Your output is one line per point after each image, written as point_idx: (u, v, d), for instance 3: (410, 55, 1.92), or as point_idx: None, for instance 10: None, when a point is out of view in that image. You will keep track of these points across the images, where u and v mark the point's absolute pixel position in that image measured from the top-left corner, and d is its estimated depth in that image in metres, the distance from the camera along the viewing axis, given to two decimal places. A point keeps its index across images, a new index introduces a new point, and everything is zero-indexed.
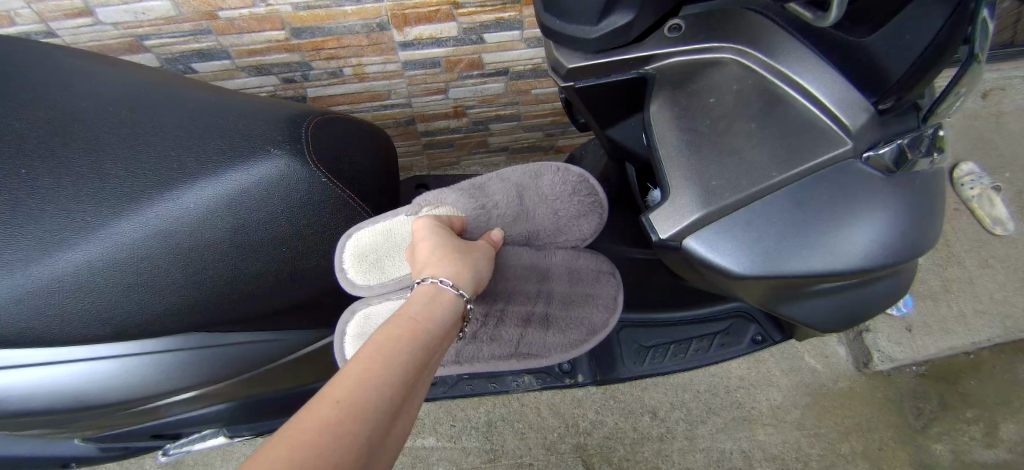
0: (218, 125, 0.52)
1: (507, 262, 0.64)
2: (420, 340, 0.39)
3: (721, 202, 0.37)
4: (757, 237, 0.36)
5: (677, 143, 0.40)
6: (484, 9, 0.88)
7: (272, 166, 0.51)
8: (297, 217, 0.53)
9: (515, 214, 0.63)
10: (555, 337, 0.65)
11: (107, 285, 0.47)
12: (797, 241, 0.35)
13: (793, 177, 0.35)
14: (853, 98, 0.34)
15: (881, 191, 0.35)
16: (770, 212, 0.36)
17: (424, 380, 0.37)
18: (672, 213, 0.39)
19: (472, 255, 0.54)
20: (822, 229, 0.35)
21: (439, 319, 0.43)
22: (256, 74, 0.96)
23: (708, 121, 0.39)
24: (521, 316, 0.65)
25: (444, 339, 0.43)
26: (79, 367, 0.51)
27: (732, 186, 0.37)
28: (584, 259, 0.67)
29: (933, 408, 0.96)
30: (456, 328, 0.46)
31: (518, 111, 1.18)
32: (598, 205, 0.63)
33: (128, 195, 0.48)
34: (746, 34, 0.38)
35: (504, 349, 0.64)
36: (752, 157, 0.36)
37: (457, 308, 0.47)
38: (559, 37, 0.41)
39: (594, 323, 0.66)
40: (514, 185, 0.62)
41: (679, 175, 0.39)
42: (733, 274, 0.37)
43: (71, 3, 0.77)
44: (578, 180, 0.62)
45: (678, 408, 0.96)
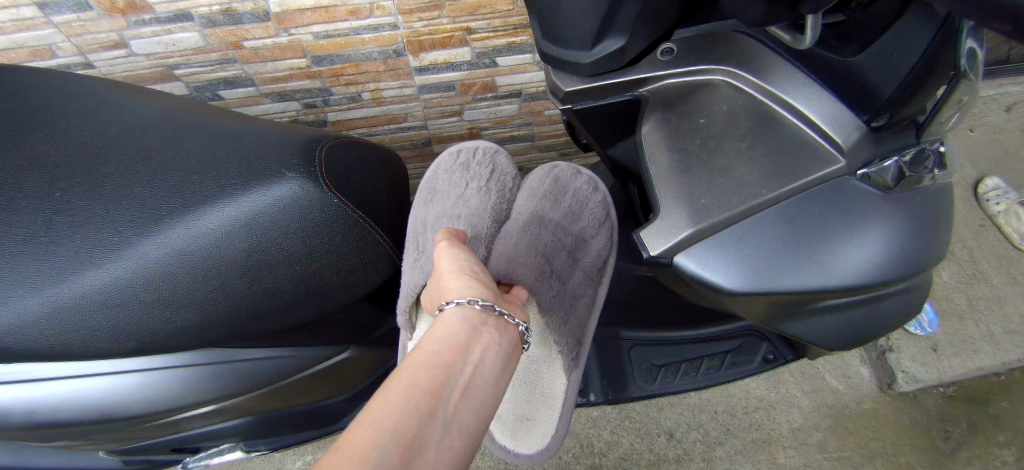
0: (239, 150, 0.55)
1: (509, 249, 0.64)
2: (431, 362, 0.37)
3: (709, 219, 0.37)
4: (751, 254, 0.37)
5: (667, 162, 0.41)
6: (496, 34, 0.90)
7: (287, 189, 0.54)
8: (310, 236, 0.55)
9: (470, 221, 0.70)
10: (596, 244, 0.68)
11: (132, 303, 0.50)
12: (789, 259, 0.36)
13: (785, 194, 0.36)
14: (842, 117, 0.35)
15: (875, 209, 0.35)
16: (763, 230, 0.36)
17: (451, 405, 0.35)
18: (663, 230, 0.40)
19: (444, 270, 0.50)
20: (813, 246, 0.35)
21: (448, 334, 0.40)
22: (279, 100, 1.00)
23: (698, 141, 0.40)
24: (565, 260, 0.66)
25: (466, 352, 0.39)
26: (101, 381, 0.53)
27: (722, 204, 0.37)
28: (531, 185, 0.72)
29: (962, 431, 0.91)
30: (480, 327, 0.42)
31: (532, 132, 1.20)
32: (483, 147, 0.77)
33: (154, 218, 0.51)
34: (737, 56, 0.39)
35: (592, 292, 0.66)
36: (741, 174, 0.37)
37: (467, 318, 0.42)
38: (556, 62, 0.42)
39: (595, 200, 0.70)
40: (430, 200, 0.74)
41: (670, 193, 0.40)
42: (727, 291, 0.37)
43: (108, 36, 0.82)
44: (454, 156, 0.77)
45: (695, 429, 0.94)
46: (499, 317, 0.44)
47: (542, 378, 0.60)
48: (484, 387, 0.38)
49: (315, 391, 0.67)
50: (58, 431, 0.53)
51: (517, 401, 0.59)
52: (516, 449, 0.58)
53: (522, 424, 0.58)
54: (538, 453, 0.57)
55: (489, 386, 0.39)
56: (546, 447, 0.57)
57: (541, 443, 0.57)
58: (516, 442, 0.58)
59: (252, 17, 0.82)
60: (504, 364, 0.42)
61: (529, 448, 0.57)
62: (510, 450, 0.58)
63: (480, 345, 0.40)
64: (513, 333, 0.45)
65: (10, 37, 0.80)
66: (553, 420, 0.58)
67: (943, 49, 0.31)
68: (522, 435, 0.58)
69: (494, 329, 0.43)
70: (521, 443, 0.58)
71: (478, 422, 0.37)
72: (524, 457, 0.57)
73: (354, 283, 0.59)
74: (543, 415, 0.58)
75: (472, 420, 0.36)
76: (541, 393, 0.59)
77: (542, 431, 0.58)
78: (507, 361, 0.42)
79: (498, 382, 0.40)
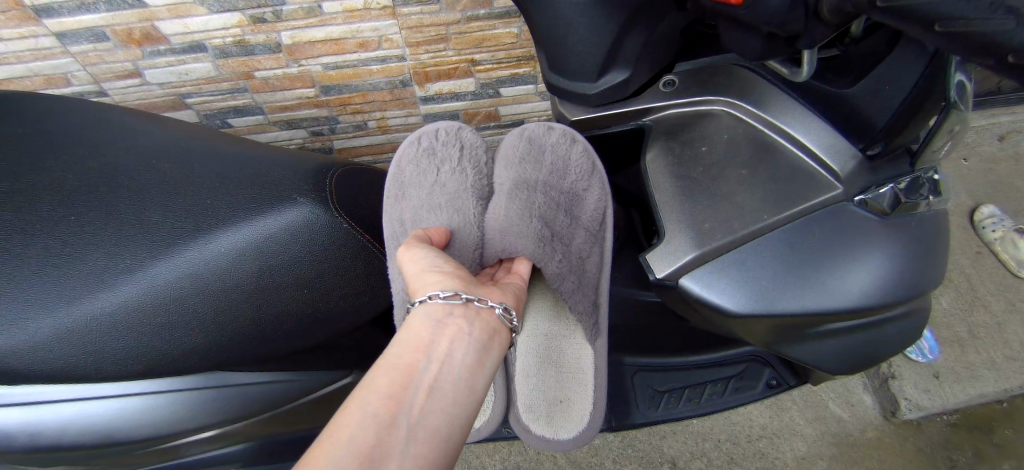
0: (250, 176, 0.57)
1: (501, 221, 0.56)
2: (391, 365, 0.34)
3: (715, 241, 0.39)
4: (752, 276, 0.37)
5: (671, 188, 0.42)
6: (500, 66, 0.94)
7: (295, 213, 0.56)
8: (321, 259, 0.57)
9: (453, 206, 0.60)
10: (591, 199, 0.61)
11: (139, 325, 0.50)
12: (790, 281, 0.37)
13: (786, 216, 0.37)
14: (839, 145, 0.37)
15: (875, 235, 0.36)
16: (763, 253, 0.37)
17: (416, 409, 0.32)
18: (668, 254, 0.41)
19: (408, 275, 0.44)
20: (816, 268, 0.36)
21: (408, 334, 0.37)
22: (287, 128, 1.03)
23: (700, 168, 0.41)
24: (563, 224, 0.59)
25: (431, 348, 0.36)
26: (100, 405, 0.52)
27: (727, 227, 0.38)
28: (506, 152, 0.63)
29: (967, 459, 0.90)
30: (446, 316, 0.38)
31: None
32: (444, 126, 0.66)
33: (166, 241, 0.52)
34: (736, 89, 0.40)
35: (597, 251, 0.60)
36: (743, 199, 0.38)
37: (431, 315, 0.38)
38: (561, 93, 0.44)
39: (577, 150, 0.61)
40: (398, 195, 0.65)
41: (674, 217, 0.41)
42: (730, 313, 0.38)
43: (123, 66, 0.85)
44: (412, 144, 0.67)
45: (698, 458, 0.93)
46: (468, 304, 0.40)
47: (566, 357, 0.61)
48: (454, 383, 0.35)
49: (318, 416, 0.68)
50: (57, 456, 0.53)
51: (548, 387, 0.60)
52: (556, 435, 0.57)
53: (558, 409, 0.58)
54: (579, 435, 0.57)
55: (461, 382, 0.35)
56: (585, 428, 0.56)
57: (581, 425, 0.57)
58: (554, 429, 0.57)
59: (264, 48, 0.85)
60: (479, 357, 0.38)
61: (569, 432, 0.57)
62: (550, 438, 0.57)
63: (446, 338, 0.37)
64: (489, 319, 0.40)
65: (27, 65, 0.83)
66: (587, 399, 0.57)
67: (933, 83, 0.32)
68: (561, 420, 0.58)
69: (463, 318, 0.39)
70: (561, 429, 0.57)
71: (452, 423, 0.34)
72: (567, 442, 0.57)
73: (359, 306, 0.60)
74: (577, 396, 0.58)
75: (443, 423, 0.33)
76: (571, 372, 0.60)
77: (578, 412, 0.57)
78: (483, 353, 0.38)
79: (472, 378, 0.36)
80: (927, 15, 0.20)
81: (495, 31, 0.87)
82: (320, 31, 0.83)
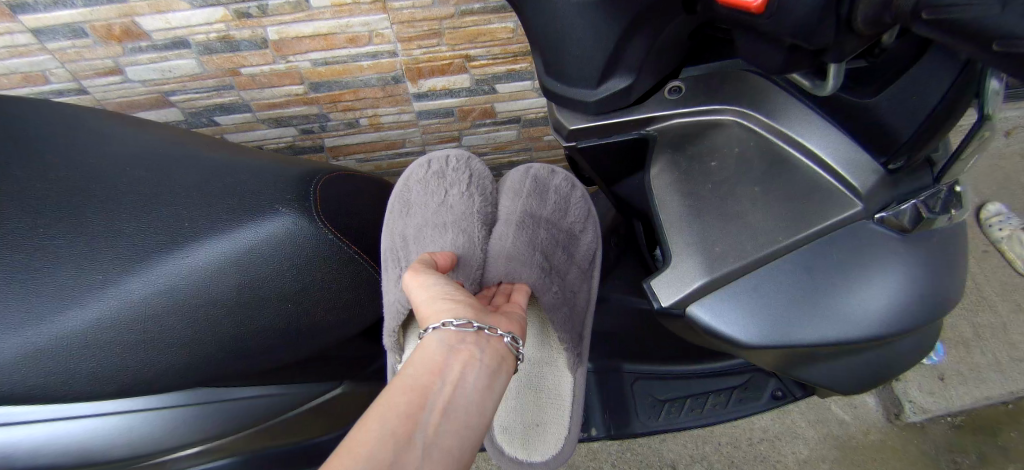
0: (229, 184, 0.54)
1: (507, 250, 0.56)
2: (406, 385, 0.32)
3: (724, 267, 0.36)
4: (766, 304, 0.35)
5: (678, 207, 0.39)
6: (495, 61, 0.90)
7: (280, 224, 0.53)
8: (304, 271, 0.54)
9: (458, 227, 0.59)
10: (586, 241, 0.64)
11: (110, 343, 0.47)
12: (806, 310, 0.34)
13: (803, 239, 0.34)
14: (860, 159, 0.34)
15: (894, 255, 0.34)
16: (779, 279, 0.35)
17: (432, 430, 0.30)
18: (674, 280, 0.38)
19: (417, 302, 0.42)
20: (834, 296, 0.34)
21: (420, 357, 0.35)
22: (276, 125, 0.99)
23: (709, 184, 0.38)
24: (562, 258, 0.59)
25: (445, 370, 0.34)
26: (73, 425, 0.52)
27: (738, 251, 0.36)
28: (515, 183, 0.64)
29: (971, 462, 0.89)
30: (460, 345, 0.36)
31: (530, 156, 1.19)
32: (455, 153, 0.66)
33: (139, 255, 0.49)
34: (748, 97, 0.37)
35: (588, 288, 0.61)
36: (755, 221, 0.35)
37: (443, 340, 0.36)
38: (559, 100, 0.41)
39: (579, 198, 0.65)
40: (403, 212, 0.63)
41: (680, 240, 0.39)
42: (740, 343, 0.36)
43: (104, 63, 0.82)
44: (422, 166, 0.66)
45: (698, 461, 0.92)
46: (480, 332, 0.38)
47: (545, 382, 0.59)
48: (467, 406, 0.33)
49: (308, 429, 0.66)
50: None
51: (525, 410, 0.58)
52: (529, 458, 0.55)
53: (533, 432, 0.57)
54: (552, 458, 0.56)
55: (473, 405, 0.34)
56: (560, 451, 0.56)
57: (554, 448, 0.56)
58: (526, 452, 0.56)
59: (250, 44, 0.81)
60: (489, 383, 0.36)
61: (542, 454, 0.56)
62: (522, 461, 0.55)
63: (459, 362, 0.35)
64: (498, 346, 0.38)
65: (2, 63, 0.79)
66: (563, 423, 0.57)
67: (961, 94, 0.30)
68: (534, 443, 0.56)
69: (475, 345, 0.37)
70: (534, 452, 0.56)
71: (463, 446, 0.32)
72: (539, 465, 0.55)
73: (348, 320, 0.57)
74: (554, 420, 0.57)
75: (456, 446, 0.31)
76: (552, 397, 0.58)
77: (554, 435, 0.56)
78: (492, 379, 0.36)
79: (483, 402, 0.35)
80: (981, 30, 0.18)
81: (490, 26, 0.83)
82: (308, 26, 0.79)
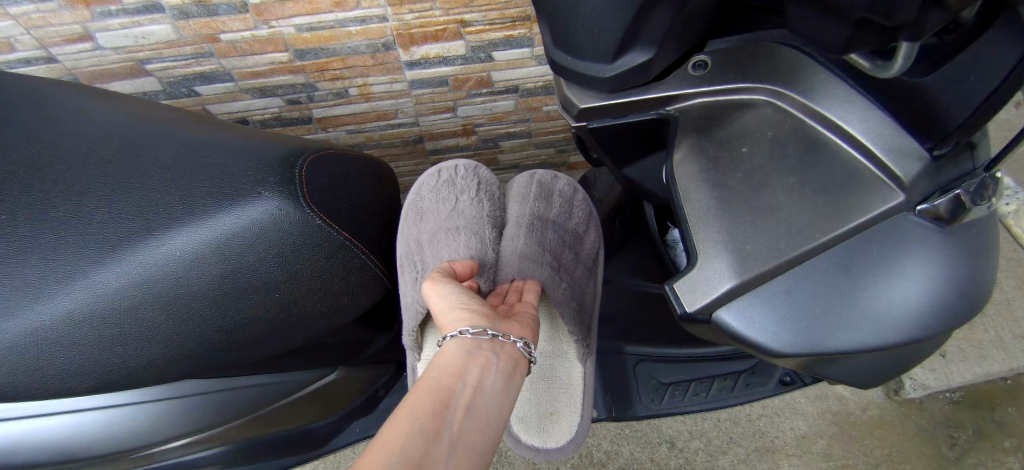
0: (207, 165, 0.50)
1: (518, 251, 0.58)
2: (430, 387, 0.33)
3: (755, 268, 0.33)
4: (800, 310, 0.32)
5: (706, 198, 0.37)
6: (492, 27, 0.84)
7: (262, 209, 0.49)
8: (290, 261, 0.49)
9: (470, 230, 0.62)
10: (588, 241, 0.67)
11: (88, 337, 0.45)
12: (844, 316, 0.31)
13: (844, 234, 0.31)
14: (905, 145, 0.30)
15: (930, 248, 0.31)
16: (815, 282, 0.32)
17: (456, 428, 0.31)
18: (699, 283, 0.36)
19: (435, 310, 0.42)
20: (874, 299, 0.31)
21: (439, 361, 0.35)
22: (260, 96, 0.94)
23: (740, 174, 0.35)
24: (568, 255, 0.62)
25: (465, 373, 0.35)
26: (62, 419, 0.50)
27: (769, 252, 0.32)
28: (522, 190, 0.67)
29: (968, 437, 0.90)
30: (477, 353, 0.36)
31: (529, 128, 1.14)
32: (463, 163, 0.68)
33: (113, 243, 0.46)
34: (782, 74, 0.34)
35: (593, 284, 0.64)
36: (791, 215, 0.32)
37: (461, 348, 0.36)
38: (569, 75, 0.37)
39: (580, 202, 0.68)
40: (417, 219, 0.65)
41: (705, 234, 0.36)
42: (771, 351, 0.33)
43: (71, 28, 0.75)
44: (433, 177, 0.68)
45: (697, 437, 0.92)
46: (494, 339, 0.38)
47: (557, 374, 0.57)
48: (488, 408, 0.33)
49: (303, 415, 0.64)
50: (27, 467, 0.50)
51: (537, 399, 0.56)
52: (545, 445, 0.53)
53: (548, 420, 0.54)
54: (567, 445, 0.54)
55: (493, 406, 0.34)
56: (574, 437, 0.54)
57: (568, 433, 0.54)
58: (542, 439, 0.53)
59: (228, 8, 0.75)
60: (506, 386, 0.36)
61: (557, 441, 0.54)
62: (538, 449, 0.53)
63: (478, 366, 0.35)
64: (512, 352, 0.39)
65: None
66: (577, 407, 0.55)
67: None
68: (549, 430, 0.54)
69: (491, 351, 0.37)
70: (550, 439, 0.53)
71: (486, 445, 0.32)
72: (555, 453, 0.53)
73: (340, 310, 0.53)
74: (566, 407, 0.55)
75: (481, 443, 0.31)
76: (563, 386, 0.56)
77: (567, 421, 0.54)
78: (509, 382, 0.37)
79: (503, 404, 0.35)
80: None
81: None
82: None
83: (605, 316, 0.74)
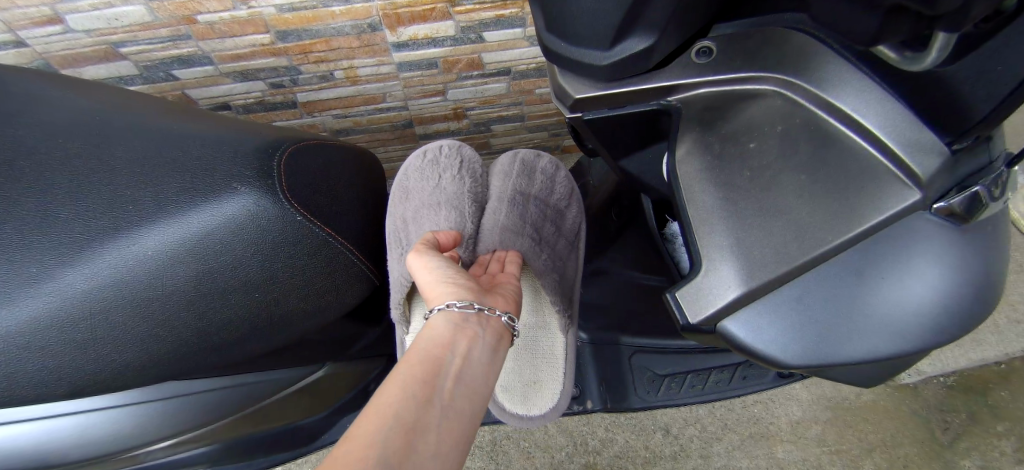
0: (177, 158, 0.47)
1: (497, 226, 0.57)
2: (420, 357, 0.34)
3: (764, 274, 0.31)
4: (811, 319, 0.30)
5: (712, 197, 0.34)
6: (482, 6, 0.81)
7: (238, 204, 0.46)
8: (269, 258, 0.47)
9: (452, 206, 0.60)
10: (571, 217, 0.64)
11: (57, 343, 0.43)
12: (859, 326, 0.29)
13: (858, 236, 0.29)
14: (922, 139, 0.28)
15: (944, 250, 0.29)
16: (825, 290, 0.30)
17: (447, 395, 0.32)
18: (706, 291, 0.33)
19: (422, 283, 0.44)
20: (889, 307, 0.29)
21: (428, 334, 0.37)
22: (242, 80, 0.90)
23: (748, 172, 0.33)
24: (550, 230, 0.60)
25: (454, 344, 0.36)
26: (45, 424, 0.49)
27: (779, 257, 0.30)
28: (506, 165, 0.64)
29: (962, 421, 0.90)
30: (463, 326, 0.38)
31: (522, 112, 1.10)
32: (446, 142, 0.66)
33: (80, 243, 0.44)
34: (793, 62, 0.32)
35: (577, 259, 0.61)
36: (802, 216, 0.30)
37: (450, 320, 0.38)
38: (563, 62, 0.34)
39: (563, 177, 0.66)
40: (402, 197, 0.62)
41: (710, 236, 0.34)
42: (782, 364, 0.31)
43: (38, 10, 0.71)
44: (419, 157, 0.66)
45: (692, 424, 0.91)
46: (480, 313, 0.40)
47: (541, 344, 0.56)
48: (477, 377, 0.35)
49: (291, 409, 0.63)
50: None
51: (521, 368, 0.55)
52: (530, 413, 0.52)
53: (532, 388, 0.54)
54: (551, 412, 0.53)
55: (482, 374, 0.35)
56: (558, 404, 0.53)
57: (551, 402, 0.53)
58: (526, 406, 0.52)
59: None
60: (492, 356, 0.38)
61: (542, 408, 0.53)
62: (523, 417, 0.52)
63: (464, 338, 0.37)
64: (496, 325, 0.40)
65: None
66: (560, 375, 0.54)
67: None
68: (533, 397, 0.53)
69: (476, 324, 0.39)
70: (534, 406, 0.52)
71: (477, 409, 0.33)
72: (538, 420, 0.52)
73: (324, 307, 0.51)
74: (549, 376, 0.54)
75: (471, 408, 0.33)
76: (546, 357, 0.55)
77: (551, 389, 0.53)
78: (494, 352, 0.39)
79: (490, 372, 0.36)
80: None
81: None
82: None
83: (600, 306, 0.73)
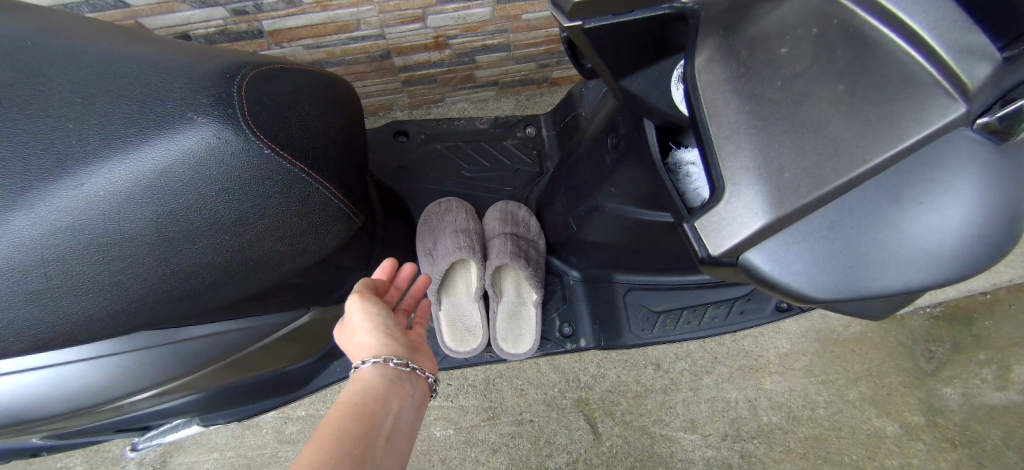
0: (123, 87, 0.41)
1: None
2: (358, 410, 0.40)
3: (795, 200, 0.27)
4: (841, 247, 0.28)
5: (735, 113, 0.30)
6: None
7: (197, 137, 0.41)
8: (239, 198, 0.43)
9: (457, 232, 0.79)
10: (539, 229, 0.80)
11: (14, 293, 0.39)
12: (891, 251, 0.27)
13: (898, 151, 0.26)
14: (971, 41, 0.25)
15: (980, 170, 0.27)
16: (857, 213, 0.28)
17: (378, 449, 0.38)
18: (727, 222, 0.30)
19: (356, 327, 0.49)
20: (920, 229, 0.27)
21: (364, 387, 0.43)
22: (199, 5, 0.80)
23: (778, 83, 0.29)
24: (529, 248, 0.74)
25: (387, 402, 0.43)
26: (43, 374, 0.46)
27: (809, 180, 0.27)
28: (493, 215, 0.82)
29: (946, 351, 0.92)
30: (392, 392, 0.44)
31: (508, 40, 1.02)
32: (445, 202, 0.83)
33: (22, 185, 0.39)
34: None
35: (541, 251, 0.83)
36: (837, 130, 0.27)
37: (385, 375, 0.45)
38: None
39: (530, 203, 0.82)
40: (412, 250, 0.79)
41: (731, 159, 0.30)
42: (808, 298, 0.28)
43: None
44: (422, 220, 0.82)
45: (683, 359, 0.92)
46: (413, 372, 0.47)
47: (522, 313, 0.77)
48: (404, 434, 0.42)
49: (278, 355, 0.62)
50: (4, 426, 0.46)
51: (508, 328, 0.76)
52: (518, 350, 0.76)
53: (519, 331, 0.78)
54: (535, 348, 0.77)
55: (408, 432, 0.43)
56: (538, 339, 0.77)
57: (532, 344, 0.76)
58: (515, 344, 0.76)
59: None
60: (416, 416, 0.45)
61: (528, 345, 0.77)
62: (515, 354, 0.76)
63: (396, 398, 0.44)
64: (424, 384, 0.49)
65: None
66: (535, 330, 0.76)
67: None
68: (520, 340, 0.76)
69: (408, 383, 0.46)
70: (522, 344, 0.76)
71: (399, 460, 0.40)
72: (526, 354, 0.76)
73: (304, 250, 0.48)
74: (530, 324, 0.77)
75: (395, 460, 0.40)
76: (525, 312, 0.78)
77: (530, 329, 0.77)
78: (418, 411, 0.46)
79: (414, 432, 0.44)
80: None
81: None
82: None
83: (596, 245, 0.70)
